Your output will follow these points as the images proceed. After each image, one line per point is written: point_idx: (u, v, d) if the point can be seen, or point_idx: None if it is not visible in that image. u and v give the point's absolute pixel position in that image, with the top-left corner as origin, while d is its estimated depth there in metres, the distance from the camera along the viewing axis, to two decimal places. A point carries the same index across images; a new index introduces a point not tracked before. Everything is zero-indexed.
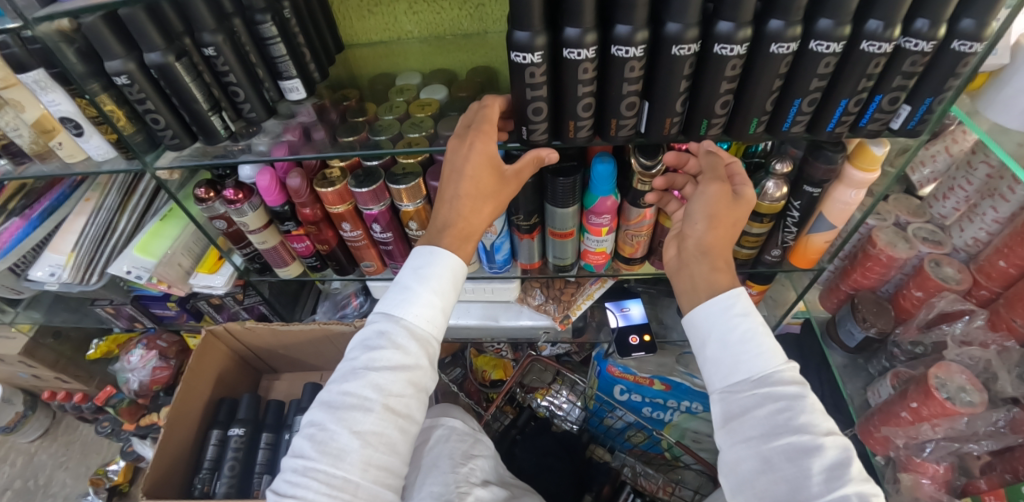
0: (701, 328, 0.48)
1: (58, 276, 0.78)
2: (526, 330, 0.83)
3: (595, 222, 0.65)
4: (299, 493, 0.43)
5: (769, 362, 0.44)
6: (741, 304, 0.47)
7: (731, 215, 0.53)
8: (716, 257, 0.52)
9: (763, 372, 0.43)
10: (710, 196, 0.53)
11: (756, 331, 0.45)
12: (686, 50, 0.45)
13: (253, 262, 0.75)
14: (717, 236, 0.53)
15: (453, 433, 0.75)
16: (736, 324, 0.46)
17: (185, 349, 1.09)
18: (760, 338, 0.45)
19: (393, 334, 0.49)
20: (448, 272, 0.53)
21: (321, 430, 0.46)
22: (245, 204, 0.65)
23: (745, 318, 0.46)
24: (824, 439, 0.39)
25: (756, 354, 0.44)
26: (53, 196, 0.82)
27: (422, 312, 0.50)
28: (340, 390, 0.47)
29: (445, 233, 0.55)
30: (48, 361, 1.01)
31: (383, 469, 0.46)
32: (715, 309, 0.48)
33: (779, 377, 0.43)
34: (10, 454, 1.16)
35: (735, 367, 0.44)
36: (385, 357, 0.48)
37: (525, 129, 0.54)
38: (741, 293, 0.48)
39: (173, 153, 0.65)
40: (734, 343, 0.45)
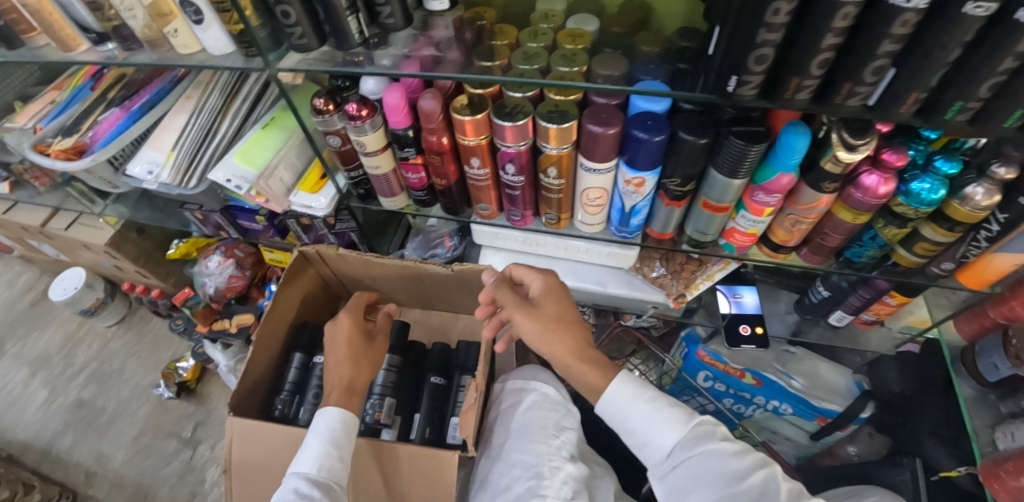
0: (610, 417, 0.55)
1: (156, 175, 0.75)
2: (635, 302, 0.75)
3: (760, 200, 0.57)
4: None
5: (677, 431, 0.51)
6: (632, 387, 0.54)
7: (555, 314, 0.59)
8: (579, 352, 0.57)
9: (682, 442, 0.50)
10: (527, 319, 0.59)
11: (655, 408, 0.52)
12: (985, 9, 0.34)
13: (358, 188, 0.71)
14: (566, 349, 0.57)
15: (546, 400, 0.72)
16: (641, 406, 0.53)
17: (259, 262, 1.10)
18: (664, 411, 0.52)
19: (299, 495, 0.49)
20: (338, 423, 0.57)
21: None
22: (366, 122, 0.58)
23: (638, 399, 0.53)
24: (749, 478, 0.47)
25: (666, 427, 0.51)
26: (153, 90, 0.80)
27: (326, 462, 0.53)
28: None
29: (332, 393, 0.61)
30: (132, 255, 1.03)
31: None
32: (617, 397, 0.54)
33: (690, 440, 0.50)
34: (90, 335, 1.23)
35: (655, 442, 0.51)
36: None
37: (735, 79, 0.44)
38: (624, 377, 0.55)
39: (299, 55, 0.58)
40: (643, 423, 0.52)
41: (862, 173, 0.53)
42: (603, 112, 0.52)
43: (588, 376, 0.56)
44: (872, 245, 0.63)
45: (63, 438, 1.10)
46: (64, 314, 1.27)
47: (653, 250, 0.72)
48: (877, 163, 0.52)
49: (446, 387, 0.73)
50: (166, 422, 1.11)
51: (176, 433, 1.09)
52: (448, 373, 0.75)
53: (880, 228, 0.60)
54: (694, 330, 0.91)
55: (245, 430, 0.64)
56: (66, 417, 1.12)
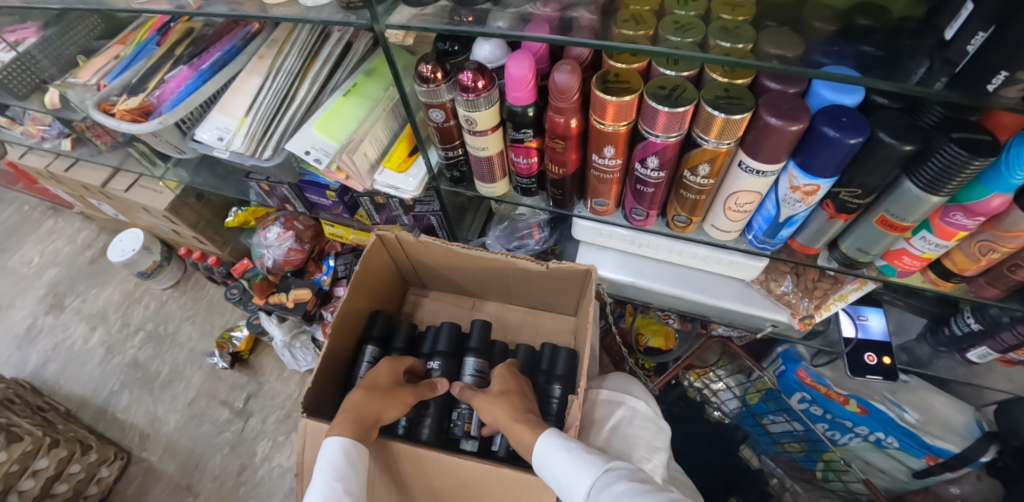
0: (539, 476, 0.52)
1: (227, 142, 0.68)
2: (748, 318, 0.67)
3: (953, 221, 0.47)
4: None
5: (589, 477, 0.47)
6: (555, 440, 0.51)
7: (508, 393, 0.60)
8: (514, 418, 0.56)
9: (595, 486, 0.46)
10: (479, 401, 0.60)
11: (571, 457, 0.49)
12: None
13: (452, 170, 0.63)
14: (507, 412, 0.57)
15: (637, 417, 0.64)
16: (558, 456, 0.50)
17: (319, 235, 1.05)
18: (577, 458, 0.49)
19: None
20: (343, 456, 0.50)
21: None
22: (482, 97, 0.49)
23: (559, 453, 0.50)
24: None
25: (580, 474, 0.47)
26: (224, 48, 0.73)
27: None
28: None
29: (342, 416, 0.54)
30: (190, 221, 0.99)
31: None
32: (541, 453, 0.51)
33: (603, 484, 0.46)
34: (146, 296, 1.21)
35: (570, 499, 0.47)
36: None
37: (999, 76, 0.34)
38: (551, 433, 0.52)
39: (410, 10, 0.49)
40: (557, 477, 0.49)
41: None
42: (785, 103, 0.42)
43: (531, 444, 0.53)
44: None
45: (119, 398, 1.10)
46: (120, 272, 1.26)
47: (781, 263, 0.62)
48: None
49: None
50: (219, 391, 1.09)
51: (229, 403, 1.08)
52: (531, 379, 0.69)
53: None
54: (795, 349, 0.86)
55: (317, 433, 0.57)
56: (122, 376, 1.12)
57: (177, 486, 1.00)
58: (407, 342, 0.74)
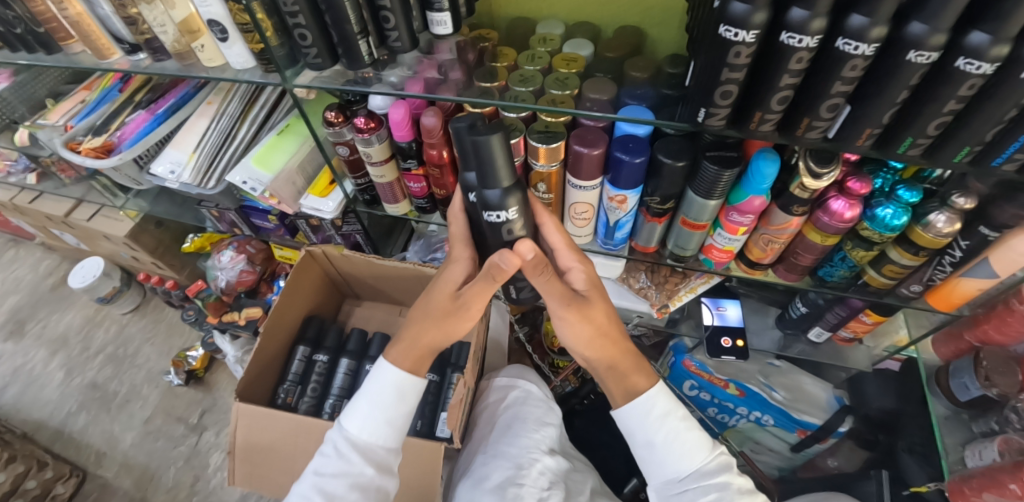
0: (642, 425, 0.58)
1: (177, 175, 0.80)
2: (620, 311, 0.81)
3: (735, 220, 0.61)
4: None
5: (697, 459, 0.57)
6: (662, 405, 0.58)
7: (603, 315, 0.57)
8: (622, 353, 0.59)
9: (698, 466, 0.57)
10: (582, 324, 0.56)
11: (680, 431, 0.58)
12: (925, 57, 0.39)
13: (364, 194, 0.75)
14: (611, 350, 0.58)
15: (529, 397, 0.76)
16: (664, 426, 0.57)
17: (270, 258, 1.16)
18: (685, 436, 0.58)
19: (342, 451, 0.56)
20: (393, 388, 0.58)
21: None
22: (373, 135, 0.63)
23: (674, 417, 0.58)
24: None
25: (688, 451, 0.57)
26: (178, 95, 0.86)
27: (364, 427, 0.57)
28: (303, 491, 0.55)
29: (395, 346, 0.60)
30: (149, 246, 1.11)
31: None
32: (654, 411, 0.58)
33: (707, 468, 0.57)
34: (106, 320, 1.29)
35: (672, 466, 0.57)
36: (329, 465, 0.56)
37: (704, 111, 0.50)
38: (666, 393, 0.59)
39: (313, 73, 0.63)
40: (665, 443, 0.57)
41: (829, 198, 0.57)
42: (591, 134, 0.56)
43: (636, 381, 0.59)
44: (842, 265, 0.66)
45: (76, 418, 1.16)
46: (82, 298, 1.33)
47: (638, 262, 0.76)
48: (843, 190, 0.56)
49: (439, 383, 0.79)
50: (176, 407, 1.16)
51: (185, 418, 1.15)
52: (442, 371, 0.81)
53: (849, 250, 0.63)
54: (681, 341, 0.95)
55: (250, 415, 0.68)
56: (80, 397, 1.18)
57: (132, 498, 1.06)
58: (336, 341, 0.86)
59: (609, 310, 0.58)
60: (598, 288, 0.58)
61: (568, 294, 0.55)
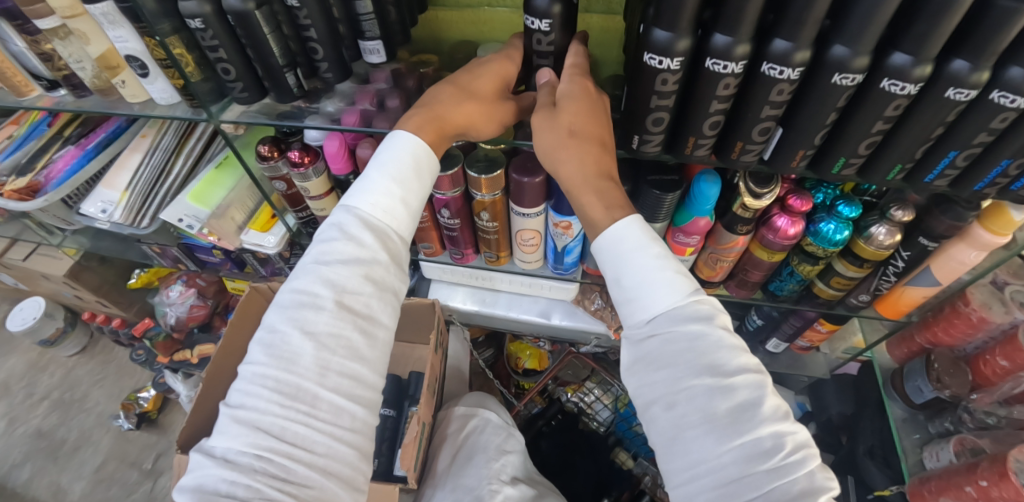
0: (607, 262, 0.41)
1: (109, 214, 0.76)
2: (578, 333, 0.79)
3: (681, 240, 0.61)
4: (250, 403, 0.37)
5: (674, 297, 0.37)
6: (634, 231, 0.40)
7: (572, 126, 0.44)
8: (589, 179, 0.44)
9: (672, 307, 0.37)
10: (539, 127, 0.45)
11: (655, 261, 0.38)
12: (849, 80, 0.39)
13: (307, 227, 0.72)
14: (573, 162, 0.44)
15: (488, 425, 0.73)
16: (633, 253, 0.39)
17: (222, 290, 1.12)
18: (660, 267, 0.38)
19: (348, 226, 0.44)
20: (410, 159, 0.47)
21: (273, 334, 0.39)
22: (309, 169, 0.61)
23: (641, 248, 0.39)
24: (732, 378, 0.34)
25: (661, 285, 0.38)
26: (110, 128, 0.81)
27: (379, 202, 0.45)
28: (292, 287, 0.41)
29: (414, 116, 0.49)
30: (92, 284, 1.06)
31: (349, 376, 0.39)
32: (620, 235, 0.40)
33: (684, 311, 0.37)
34: (51, 364, 1.22)
35: (640, 306, 0.38)
36: (337, 250, 0.42)
37: (637, 137, 0.49)
38: (634, 220, 0.40)
39: (240, 107, 0.60)
40: (635, 275, 0.39)
41: (773, 215, 0.57)
42: (530, 161, 0.55)
43: (591, 210, 0.43)
44: (791, 279, 0.66)
45: (20, 471, 1.08)
46: (24, 341, 1.26)
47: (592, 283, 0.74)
48: (785, 207, 0.56)
49: (396, 418, 0.77)
50: (129, 453, 1.10)
51: (139, 464, 1.08)
52: (399, 404, 0.78)
53: (796, 265, 0.63)
54: None
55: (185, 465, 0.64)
56: (24, 448, 1.11)
57: None
58: None
59: (589, 117, 0.44)
60: (594, 99, 0.45)
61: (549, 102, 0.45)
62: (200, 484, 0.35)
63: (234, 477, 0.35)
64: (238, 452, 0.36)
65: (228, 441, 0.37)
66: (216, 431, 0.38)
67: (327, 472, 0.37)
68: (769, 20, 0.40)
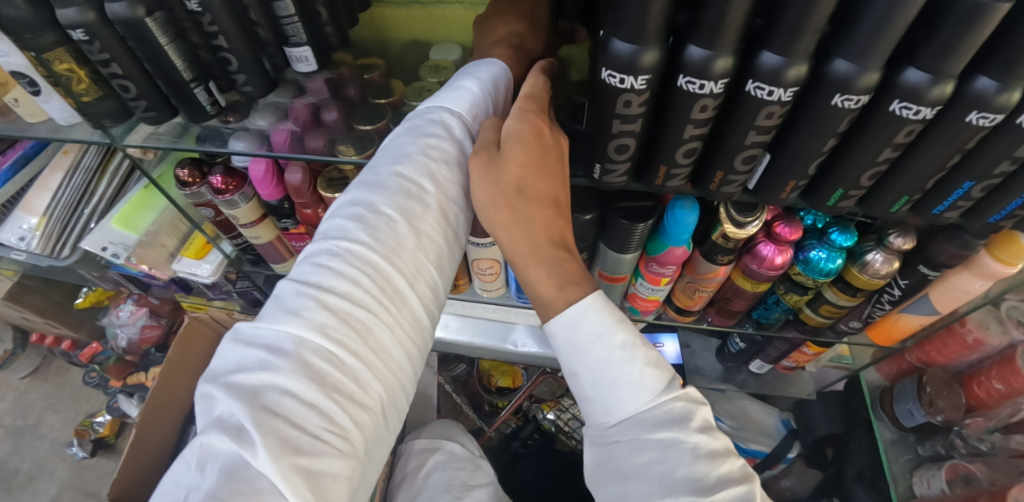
0: (568, 354, 0.39)
1: (28, 242, 0.69)
2: (549, 359, 0.73)
3: (655, 270, 0.54)
4: (343, 286, 0.31)
5: (639, 401, 0.36)
6: (592, 324, 0.38)
7: (520, 181, 0.37)
8: (539, 249, 0.39)
9: (639, 412, 0.36)
10: (479, 175, 0.37)
11: (617, 360, 0.37)
12: (853, 102, 0.32)
13: (246, 253, 0.65)
14: (524, 224, 0.38)
15: (452, 459, 0.68)
16: (592, 351, 0.37)
17: (177, 308, 1.05)
18: (622, 366, 0.36)
19: (451, 124, 0.39)
20: (505, 83, 0.44)
21: (373, 213, 0.34)
22: (236, 195, 0.55)
23: (603, 342, 0.37)
24: (713, 495, 0.32)
25: (624, 387, 0.36)
26: (27, 144, 0.72)
27: (482, 110, 0.41)
28: (390, 168, 0.36)
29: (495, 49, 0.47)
30: (35, 307, 0.98)
31: (433, 290, 0.36)
32: (579, 331, 0.38)
33: (651, 415, 0.36)
34: (2, 388, 1.15)
35: (604, 409, 0.37)
36: (442, 146, 0.38)
37: (599, 167, 0.42)
38: (590, 310, 0.38)
39: (148, 128, 0.52)
40: (596, 375, 0.37)
41: (758, 243, 0.51)
42: None
43: (541, 284, 0.40)
44: (777, 308, 0.60)
45: None
46: None
47: None
48: (771, 234, 0.50)
49: None
50: (85, 482, 1.04)
51: (96, 493, 1.03)
52: None
53: (782, 294, 0.57)
54: None
55: None
56: None
57: None
58: None
59: (545, 168, 0.39)
60: (542, 146, 0.39)
61: (493, 145, 0.38)
62: (261, 388, 0.27)
63: (308, 385, 0.28)
64: (310, 353, 0.29)
65: (304, 326, 0.29)
66: (276, 319, 0.30)
67: (390, 394, 0.33)
68: (756, 27, 0.33)
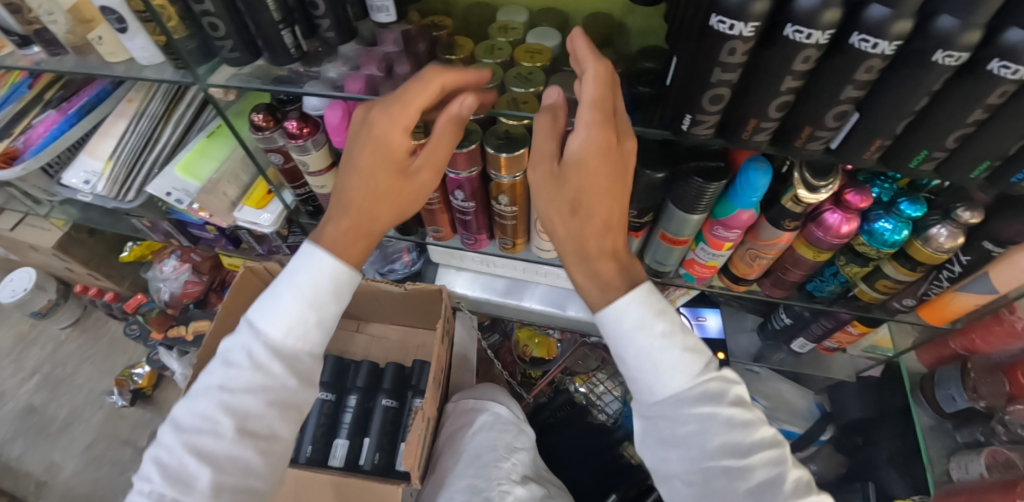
0: (606, 342, 0.40)
1: (92, 186, 0.70)
2: (595, 326, 0.75)
3: (719, 234, 0.55)
4: (191, 417, 0.39)
5: (679, 382, 0.37)
6: (634, 312, 0.38)
7: (586, 204, 0.39)
8: (588, 252, 0.41)
9: (679, 393, 0.37)
10: (545, 183, 0.40)
11: (656, 345, 0.37)
12: (953, 59, 0.32)
13: (306, 204, 0.67)
14: (576, 230, 0.40)
15: (498, 422, 0.69)
16: (634, 336, 0.38)
17: (217, 266, 1.07)
18: (661, 350, 0.37)
19: (308, 256, 0.44)
20: (390, 158, 0.43)
21: (228, 355, 0.42)
22: (308, 141, 0.55)
23: (643, 330, 0.38)
24: (749, 459, 0.36)
25: (666, 371, 0.37)
26: (92, 91, 0.75)
27: (343, 235, 0.44)
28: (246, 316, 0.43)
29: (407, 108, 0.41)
30: (81, 258, 1.01)
31: (279, 406, 0.41)
32: (623, 317, 0.38)
33: (689, 395, 0.37)
34: (42, 337, 1.18)
35: (646, 389, 0.38)
36: (298, 279, 0.43)
37: (688, 118, 0.43)
38: (631, 298, 0.38)
39: (231, 69, 0.53)
40: (638, 359, 0.38)
41: (824, 210, 0.52)
42: None
43: (587, 280, 0.42)
44: (833, 281, 0.62)
45: (12, 446, 1.06)
46: (14, 315, 1.22)
47: None
48: (840, 202, 0.51)
49: (398, 410, 0.73)
50: (121, 430, 1.07)
51: (132, 442, 1.06)
52: (401, 395, 0.75)
53: (841, 265, 0.59)
54: None
55: None
56: (15, 424, 1.08)
57: None
58: None
59: (607, 177, 0.38)
60: (616, 151, 0.38)
61: (552, 155, 0.39)
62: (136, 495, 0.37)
63: (166, 486, 0.37)
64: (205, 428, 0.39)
65: (172, 454, 0.39)
66: (164, 439, 0.40)
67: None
68: None
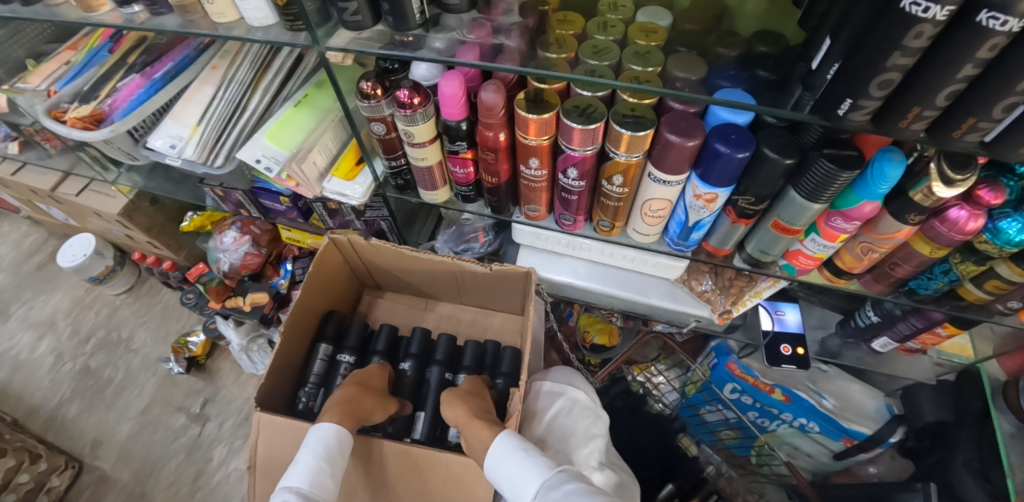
0: (494, 476, 0.54)
1: (180, 150, 0.70)
2: (675, 313, 0.77)
3: (836, 226, 0.54)
4: None
5: (539, 479, 0.50)
6: (509, 442, 0.55)
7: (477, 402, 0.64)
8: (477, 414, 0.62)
9: (542, 478, 0.50)
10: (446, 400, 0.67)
11: (523, 457, 0.53)
12: None
13: (397, 178, 0.68)
14: (464, 411, 0.62)
15: (576, 406, 0.70)
16: (508, 461, 0.53)
17: (275, 240, 1.07)
18: (529, 460, 0.52)
19: (308, 455, 0.51)
20: (337, 441, 0.54)
21: None
22: (418, 112, 0.54)
23: (517, 452, 0.54)
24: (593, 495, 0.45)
25: (529, 466, 0.52)
26: (177, 57, 0.74)
27: (318, 443, 0.53)
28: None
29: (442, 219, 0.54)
30: (144, 225, 1.01)
31: None
32: (497, 452, 0.55)
33: (553, 486, 0.49)
34: (97, 303, 1.20)
35: (520, 495, 0.50)
36: (302, 463, 0.50)
37: (848, 102, 0.40)
38: (506, 433, 0.56)
39: (350, 34, 0.53)
40: (513, 472, 0.52)
41: (949, 206, 0.49)
42: (684, 122, 0.48)
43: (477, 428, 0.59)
44: (941, 278, 0.60)
45: (69, 406, 1.08)
46: (70, 279, 1.24)
47: (701, 263, 0.72)
48: (969, 198, 0.48)
49: None
50: (174, 397, 1.08)
51: (185, 408, 1.07)
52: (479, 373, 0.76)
53: (956, 263, 0.57)
54: (725, 343, 0.90)
55: (274, 425, 0.60)
56: (72, 385, 1.10)
57: (130, 494, 0.98)
58: (359, 340, 0.80)
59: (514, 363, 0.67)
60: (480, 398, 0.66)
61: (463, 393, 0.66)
62: None
63: None
64: None
65: None
66: None
67: None
68: None
